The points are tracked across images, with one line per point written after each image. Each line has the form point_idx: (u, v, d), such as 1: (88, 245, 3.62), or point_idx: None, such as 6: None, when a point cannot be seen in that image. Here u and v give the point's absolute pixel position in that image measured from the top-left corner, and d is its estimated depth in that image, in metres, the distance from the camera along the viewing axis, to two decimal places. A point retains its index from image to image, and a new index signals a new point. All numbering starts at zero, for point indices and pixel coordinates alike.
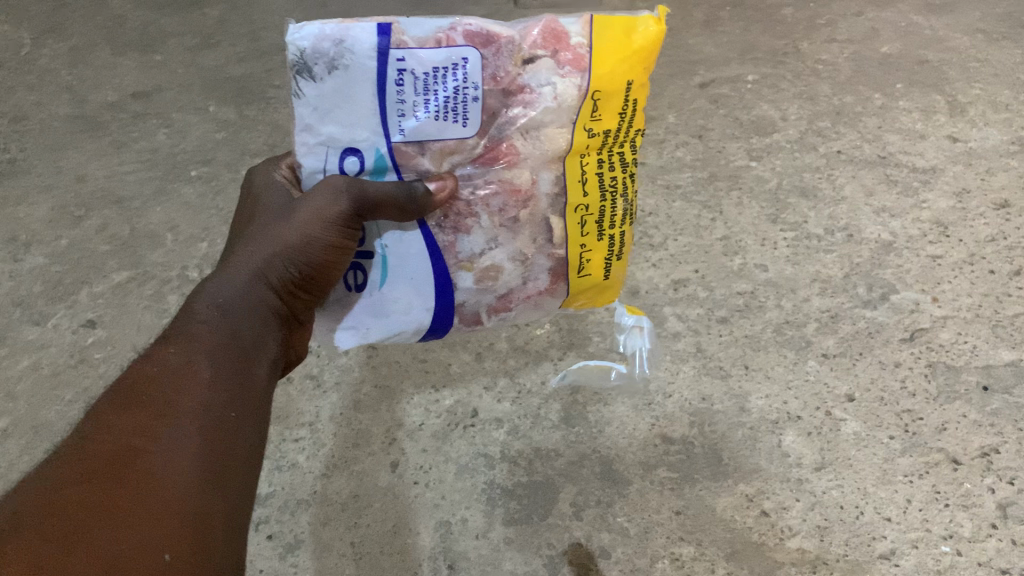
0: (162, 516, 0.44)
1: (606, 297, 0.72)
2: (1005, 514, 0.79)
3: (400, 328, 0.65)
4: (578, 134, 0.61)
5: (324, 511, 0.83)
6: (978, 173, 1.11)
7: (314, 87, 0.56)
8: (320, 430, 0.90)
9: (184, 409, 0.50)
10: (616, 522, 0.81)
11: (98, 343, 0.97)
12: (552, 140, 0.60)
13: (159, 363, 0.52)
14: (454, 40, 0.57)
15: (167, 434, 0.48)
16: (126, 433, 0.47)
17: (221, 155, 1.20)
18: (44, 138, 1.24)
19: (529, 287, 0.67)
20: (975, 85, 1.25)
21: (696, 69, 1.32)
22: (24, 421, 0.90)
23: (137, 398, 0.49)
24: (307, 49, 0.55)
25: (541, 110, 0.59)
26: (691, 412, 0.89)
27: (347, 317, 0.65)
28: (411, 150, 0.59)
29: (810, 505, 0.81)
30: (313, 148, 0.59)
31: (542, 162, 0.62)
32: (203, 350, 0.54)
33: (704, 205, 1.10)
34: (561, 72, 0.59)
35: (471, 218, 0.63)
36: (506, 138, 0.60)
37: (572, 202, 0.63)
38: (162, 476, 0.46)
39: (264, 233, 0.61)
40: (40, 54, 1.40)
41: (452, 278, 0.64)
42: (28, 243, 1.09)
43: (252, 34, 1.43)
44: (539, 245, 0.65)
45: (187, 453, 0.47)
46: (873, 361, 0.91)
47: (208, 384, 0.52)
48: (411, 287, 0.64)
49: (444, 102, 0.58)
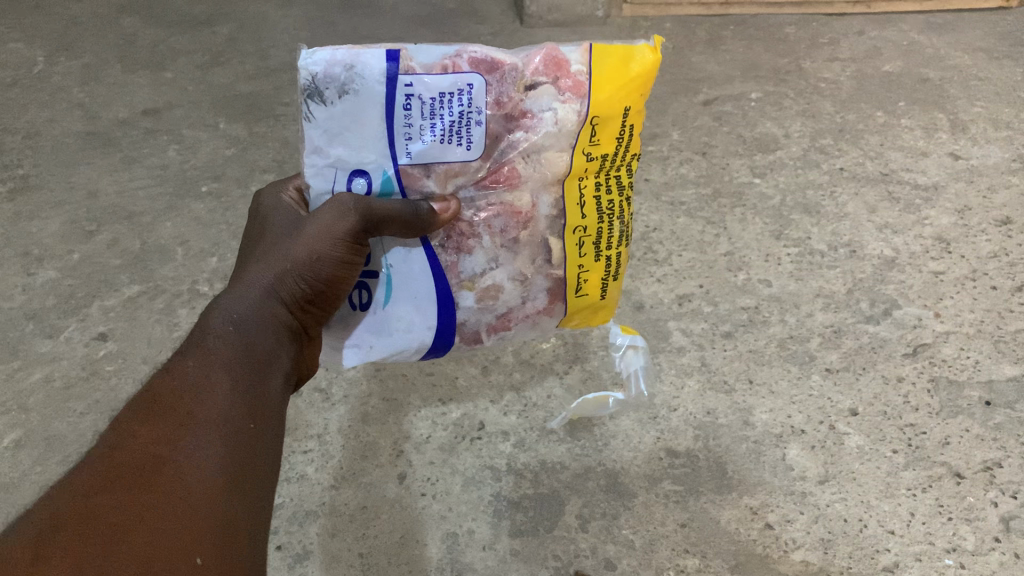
0: (190, 522, 0.45)
1: (601, 317, 0.73)
2: (1008, 528, 0.79)
3: (402, 347, 0.66)
4: (577, 157, 0.62)
5: (333, 523, 0.84)
6: (980, 191, 1.12)
7: (323, 110, 0.57)
8: (328, 443, 0.91)
9: (206, 418, 0.50)
10: (622, 535, 0.82)
11: (109, 356, 0.98)
12: (550, 163, 0.62)
13: (178, 376, 0.52)
14: (460, 66, 0.58)
15: (190, 442, 0.49)
16: (151, 441, 0.48)
17: (231, 171, 1.21)
18: (57, 154, 1.26)
19: (528, 307, 0.68)
20: (976, 103, 1.26)
21: (699, 87, 1.33)
22: (36, 432, 0.91)
23: (160, 408, 0.50)
24: (318, 74, 0.56)
25: (542, 134, 0.60)
26: (695, 426, 0.89)
27: (352, 338, 0.66)
28: (417, 172, 0.60)
29: (814, 517, 0.82)
30: (321, 170, 0.60)
31: (541, 185, 0.63)
32: (221, 362, 0.54)
33: (708, 221, 1.11)
34: (562, 98, 0.60)
35: (473, 239, 0.64)
36: (509, 161, 0.62)
37: (570, 224, 0.65)
38: (188, 484, 0.46)
39: (274, 250, 0.61)
40: (52, 72, 1.42)
41: (453, 297, 0.65)
42: (40, 257, 1.11)
43: (262, 52, 1.45)
44: (537, 266, 0.66)
45: (210, 462, 0.48)
46: (876, 376, 0.92)
47: (227, 396, 0.53)
48: (413, 306, 0.64)
49: (449, 126, 0.59)
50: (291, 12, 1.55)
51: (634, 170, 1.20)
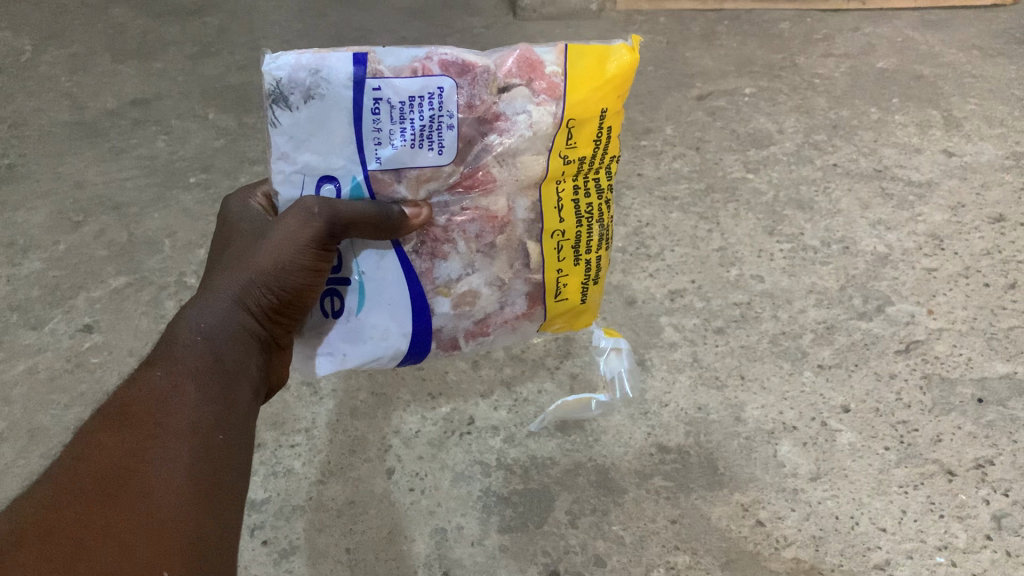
0: (157, 536, 0.44)
1: (583, 321, 0.72)
2: (1000, 525, 0.79)
3: (377, 355, 0.64)
4: (553, 160, 0.61)
5: (320, 518, 0.83)
6: (973, 188, 1.12)
7: (289, 116, 0.55)
8: (316, 437, 0.90)
9: (174, 430, 0.49)
10: (611, 531, 0.81)
11: (94, 348, 0.97)
12: (526, 166, 0.61)
13: (145, 387, 0.51)
14: (430, 69, 0.57)
15: (158, 454, 0.47)
16: (117, 453, 0.47)
17: (220, 162, 1.20)
18: (43, 144, 1.24)
19: (507, 312, 0.67)
20: (970, 100, 1.26)
21: (693, 82, 1.33)
22: (20, 424, 0.90)
23: (127, 420, 0.49)
24: (282, 79, 0.55)
25: (517, 138, 0.59)
26: (686, 422, 0.89)
27: (323, 345, 0.64)
28: (387, 178, 0.59)
29: (805, 515, 0.81)
30: (289, 177, 0.58)
31: (517, 188, 0.62)
32: (188, 372, 0.53)
33: (701, 216, 1.11)
34: (536, 100, 0.59)
35: (448, 244, 0.63)
36: (483, 165, 0.61)
37: (548, 227, 0.64)
38: (154, 496, 0.45)
39: (239, 258, 0.60)
40: (40, 61, 1.41)
41: (429, 303, 0.64)
42: (25, 247, 1.09)
43: (252, 43, 1.43)
44: (516, 270, 0.65)
45: (178, 474, 0.47)
46: (868, 373, 0.92)
47: (196, 407, 0.51)
48: (388, 313, 0.63)
49: (420, 130, 0.57)
50: (282, 4, 1.54)
51: (627, 164, 1.19)
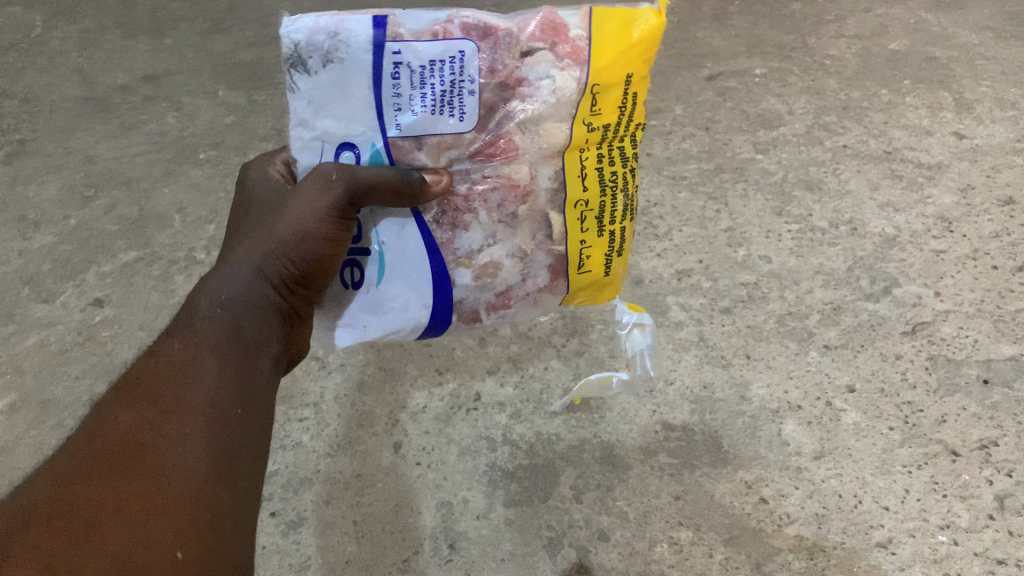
0: (169, 513, 0.44)
1: (606, 296, 0.71)
2: (1003, 506, 0.79)
3: (397, 326, 0.65)
4: (577, 127, 0.61)
5: (328, 490, 0.84)
6: (984, 170, 1.11)
7: (308, 80, 0.56)
8: (324, 411, 0.90)
9: (191, 403, 0.49)
10: (616, 506, 0.82)
11: (105, 321, 0.98)
12: (549, 134, 0.60)
13: (164, 359, 0.52)
14: (452, 33, 0.57)
15: (174, 428, 0.48)
16: (133, 428, 0.47)
17: (230, 138, 1.20)
18: (54, 119, 1.25)
19: (529, 284, 0.66)
20: (982, 82, 1.25)
21: (703, 62, 1.32)
22: (32, 396, 0.92)
23: (144, 393, 0.49)
24: (301, 42, 0.55)
25: (540, 104, 0.59)
26: (692, 400, 0.89)
27: (344, 317, 0.65)
28: (408, 145, 0.59)
29: (808, 493, 0.82)
30: (308, 143, 0.59)
31: (540, 156, 0.61)
32: (208, 345, 0.53)
33: (709, 196, 1.11)
34: (560, 65, 0.59)
35: (469, 214, 0.62)
36: (506, 133, 0.60)
37: (572, 197, 0.63)
38: (170, 471, 0.46)
39: (259, 229, 0.60)
40: (51, 37, 1.41)
41: (450, 275, 0.63)
42: (37, 222, 1.10)
43: (262, 20, 1.43)
44: (538, 241, 0.64)
45: (195, 448, 0.47)
46: (875, 353, 0.92)
47: (214, 379, 0.51)
48: (408, 284, 0.63)
49: (440, 95, 0.57)
50: None
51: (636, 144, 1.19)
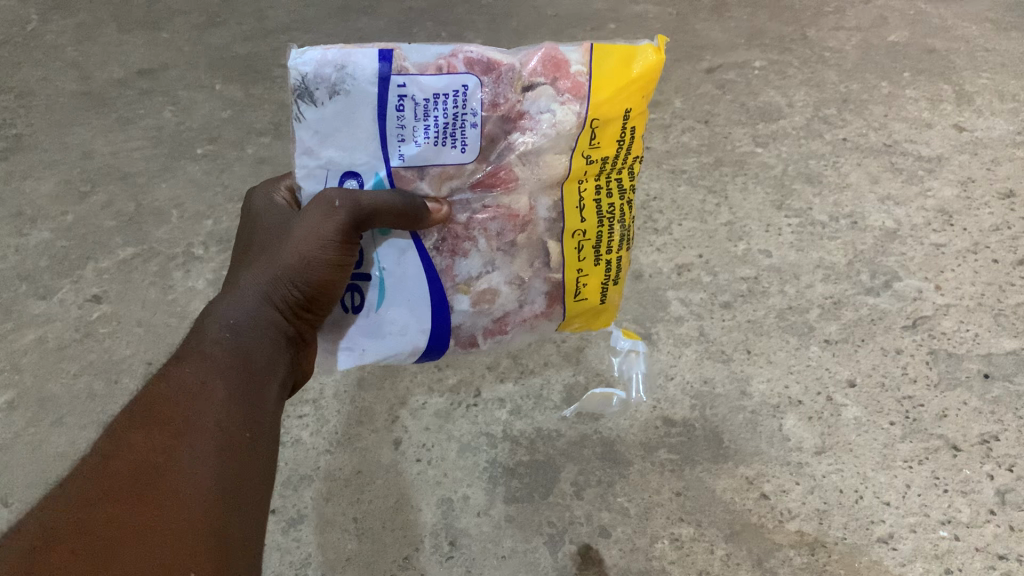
0: (183, 538, 0.44)
1: (602, 321, 0.71)
2: (1004, 501, 0.79)
3: (396, 350, 0.64)
4: (576, 160, 0.60)
5: (328, 487, 0.84)
6: (984, 163, 1.11)
7: (314, 111, 0.55)
8: (324, 408, 0.90)
9: (202, 429, 0.49)
10: (617, 502, 0.82)
11: (103, 318, 0.98)
12: (549, 166, 0.60)
13: (174, 384, 0.51)
14: (456, 67, 0.57)
15: (186, 453, 0.48)
16: (147, 450, 0.47)
17: (227, 133, 1.20)
18: (51, 113, 1.24)
19: (526, 310, 0.67)
20: (982, 74, 1.24)
21: (703, 54, 1.31)
22: (30, 393, 0.91)
23: (156, 416, 0.49)
24: (308, 74, 0.55)
25: (540, 136, 0.59)
26: (692, 395, 0.89)
27: (343, 340, 0.64)
28: (410, 175, 0.59)
29: (809, 488, 0.82)
30: (312, 171, 0.58)
31: (540, 186, 0.61)
32: (218, 371, 0.53)
33: (710, 190, 1.10)
34: (561, 100, 0.58)
35: (468, 242, 0.63)
36: (506, 164, 0.60)
37: (569, 227, 0.63)
38: (183, 495, 0.46)
39: (266, 253, 0.60)
40: (46, 30, 1.40)
41: (449, 300, 0.64)
42: (34, 217, 1.10)
43: (259, 13, 1.42)
44: (536, 268, 0.65)
45: (207, 473, 0.47)
46: (875, 347, 0.92)
47: (223, 405, 0.51)
48: (407, 309, 0.63)
49: (444, 127, 0.57)
50: None
51: None
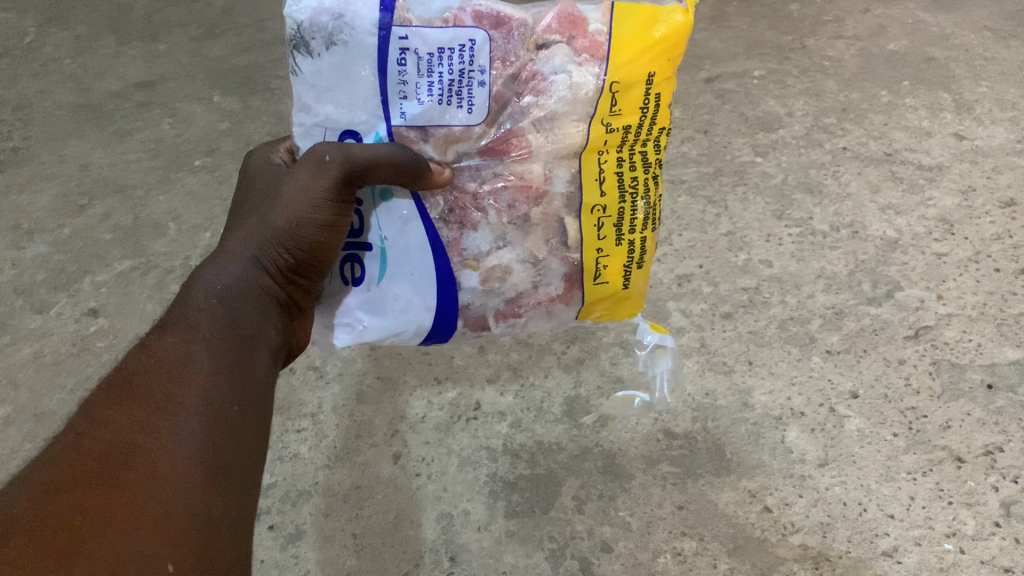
0: (159, 520, 0.43)
1: (626, 312, 0.67)
2: (1009, 512, 0.79)
3: (399, 328, 0.62)
4: (595, 127, 0.58)
5: (327, 502, 0.84)
6: (984, 172, 1.11)
7: (310, 62, 0.55)
8: (322, 422, 0.90)
9: (185, 402, 0.48)
10: (618, 516, 0.81)
11: (100, 331, 0.97)
12: (566, 135, 0.58)
13: (157, 354, 0.50)
14: (463, 21, 0.55)
15: (166, 429, 0.46)
16: (126, 428, 0.46)
17: (225, 145, 1.19)
18: (48, 127, 1.24)
19: (541, 293, 0.63)
20: (982, 83, 1.24)
21: (702, 64, 1.31)
22: (26, 408, 0.91)
23: (138, 390, 0.48)
24: (305, 23, 0.54)
25: (554, 99, 0.57)
26: (693, 407, 0.88)
27: (343, 315, 0.62)
28: (413, 135, 0.57)
29: (813, 501, 0.81)
30: (309, 129, 0.58)
31: (554, 156, 0.59)
32: (203, 340, 0.52)
33: (709, 200, 1.10)
34: (577, 61, 0.57)
35: (477, 213, 0.60)
36: (518, 129, 0.58)
37: (588, 202, 0.60)
38: (162, 475, 0.44)
39: (256, 213, 0.59)
40: (44, 43, 1.40)
41: (456, 276, 0.61)
42: (31, 230, 1.09)
43: (258, 24, 1.41)
44: (551, 247, 0.61)
45: (189, 449, 0.46)
46: (878, 358, 0.91)
47: (208, 376, 0.50)
48: (411, 285, 0.60)
49: (448, 85, 0.56)
50: None
51: None
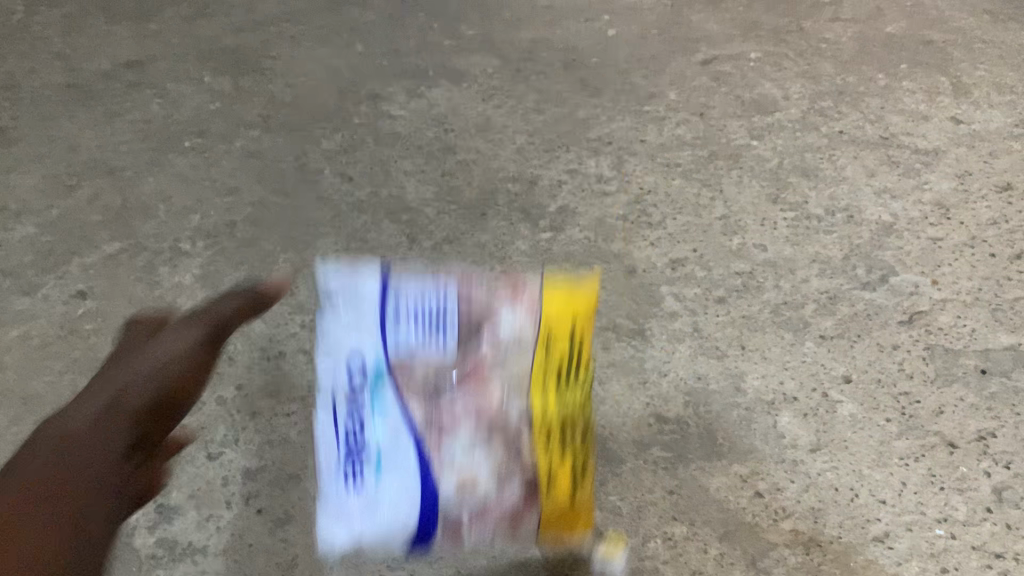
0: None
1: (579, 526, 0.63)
2: (1000, 498, 0.80)
3: (393, 529, 0.60)
4: (533, 370, 0.59)
5: (315, 486, 0.84)
6: (981, 156, 1.10)
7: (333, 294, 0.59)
8: (311, 406, 0.89)
9: (88, 484, 0.47)
10: (610, 501, 0.81)
11: (88, 314, 0.97)
12: (514, 370, 0.58)
13: (67, 434, 0.50)
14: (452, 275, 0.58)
15: (68, 504, 0.45)
16: (29, 491, 0.45)
17: (215, 126, 1.17)
18: (36, 107, 1.22)
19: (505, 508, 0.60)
20: (979, 67, 1.23)
21: (698, 46, 1.25)
22: (13, 391, 0.92)
23: (44, 462, 0.48)
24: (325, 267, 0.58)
25: (511, 336, 0.58)
26: (686, 392, 0.88)
27: (343, 517, 0.60)
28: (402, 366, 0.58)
29: (804, 486, 0.81)
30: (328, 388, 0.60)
31: (511, 389, 0.59)
32: (108, 429, 0.52)
33: (704, 183, 1.08)
34: (523, 312, 0.58)
35: (450, 422, 0.59)
36: (482, 376, 0.58)
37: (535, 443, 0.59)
38: (55, 538, 0.43)
39: (159, 340, 0.61)
40: (31, 19, 1.36)
41: (435, 473, 0.59)
42: (18, 212, 1.08)
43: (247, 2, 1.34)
44: (511, 467, 0.59)
45: (83, 529, 0.45)
46: (871, 343, 0.91)
47: (109, 466, 0.50)
48: (403, 481, 0.59)
49: (436, 326, 0.58)
50: None
51: (628, 131, 1.14)
